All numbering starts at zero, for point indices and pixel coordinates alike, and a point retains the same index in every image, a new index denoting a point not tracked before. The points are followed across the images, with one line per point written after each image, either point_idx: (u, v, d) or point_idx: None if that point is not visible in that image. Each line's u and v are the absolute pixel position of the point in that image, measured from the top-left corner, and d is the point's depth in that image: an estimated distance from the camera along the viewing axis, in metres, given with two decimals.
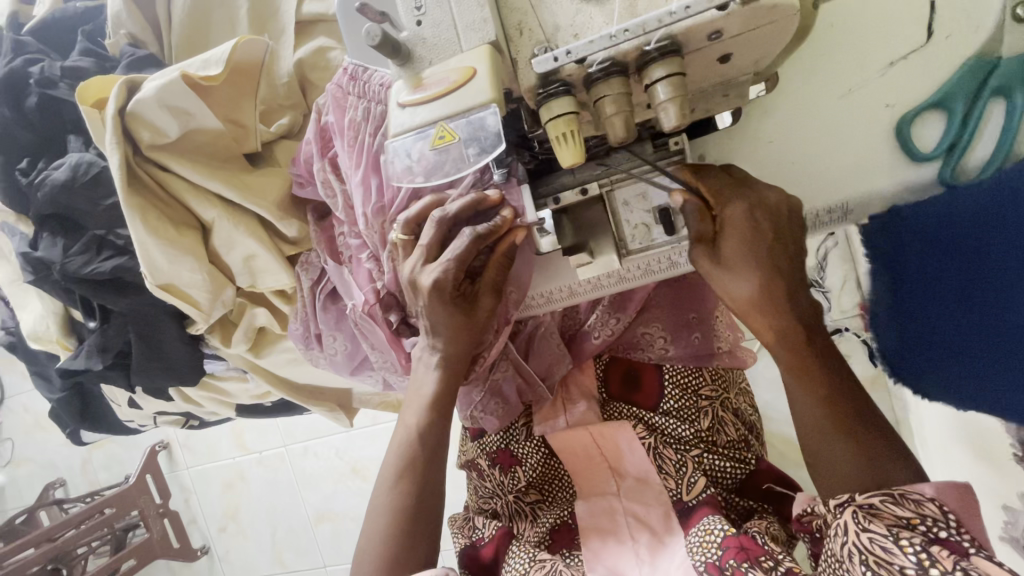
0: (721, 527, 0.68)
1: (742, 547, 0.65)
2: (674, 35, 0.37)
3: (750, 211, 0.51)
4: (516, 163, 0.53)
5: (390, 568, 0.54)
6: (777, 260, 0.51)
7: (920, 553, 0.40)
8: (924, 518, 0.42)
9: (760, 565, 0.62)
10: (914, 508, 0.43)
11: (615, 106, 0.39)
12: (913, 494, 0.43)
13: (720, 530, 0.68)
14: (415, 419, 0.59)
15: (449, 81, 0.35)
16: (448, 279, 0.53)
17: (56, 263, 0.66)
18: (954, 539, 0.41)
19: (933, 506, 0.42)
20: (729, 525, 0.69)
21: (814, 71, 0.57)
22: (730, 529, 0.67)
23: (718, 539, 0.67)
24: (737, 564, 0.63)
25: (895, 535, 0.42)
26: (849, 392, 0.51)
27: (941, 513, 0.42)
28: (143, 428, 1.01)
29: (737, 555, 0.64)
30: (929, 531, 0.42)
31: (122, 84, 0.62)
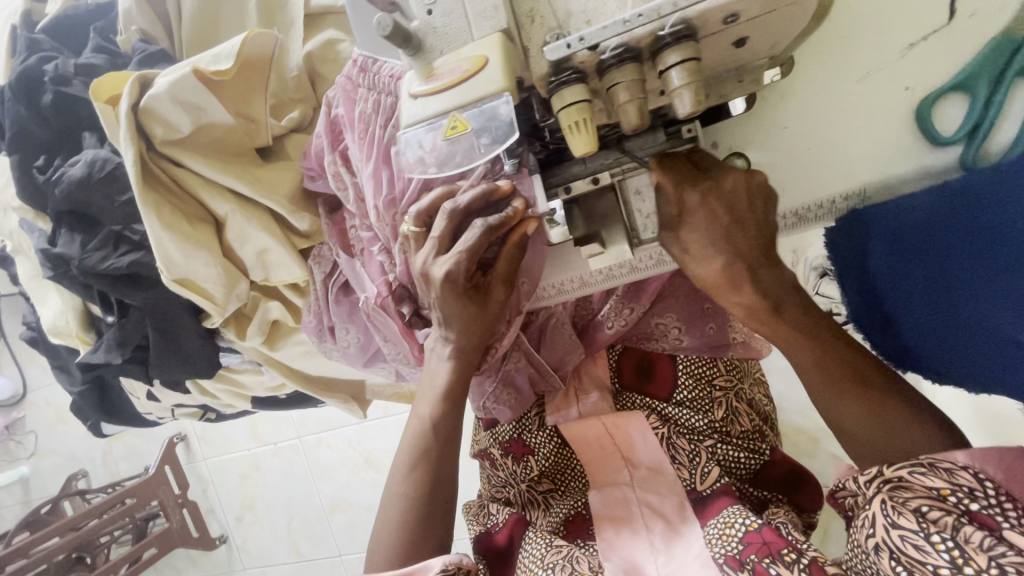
0: (743, 521, 0.67)
1: (763, 541, 0.64)
2: (689, 20, 0.36)
3: (702, 198, 0.50)
4: (527, 154, 0.52)
5: (406, 556, 0.54)
6: (737, 243, 0.51)
7: (953, 550, 0.39)
8: (957, 489, 0.42)
9: (782, 559, 0.62)
10: (945, 480, 0.42)
11: (628, 93, 0.39)
12: (944, 466, 0.43)
13: (742, 524, 0.67)
14: (428, 410, 0.59)
15: (461, 70, 0.35)
16: (461, 271, 0.53)
17: (74, 259, 0.67)
18: (988, 514, 0.40)
19: (967, 475, 0.42)
20: (751, 518, 0.68)
21: (829, 54, 0.57)
22: (752, 524, 0.67)
23: (739, 533, 0.67)
24: (758, 559, 0.63)
25: (926, 527, 0.41)
26: (868, 371, 0.51)
27: (977, 483, 0.41)
28: (161, 420, 1.03)
29: (758, 550, 0.64)
30: (960, 506, 0.41)
31: (135, 80, 0.62)
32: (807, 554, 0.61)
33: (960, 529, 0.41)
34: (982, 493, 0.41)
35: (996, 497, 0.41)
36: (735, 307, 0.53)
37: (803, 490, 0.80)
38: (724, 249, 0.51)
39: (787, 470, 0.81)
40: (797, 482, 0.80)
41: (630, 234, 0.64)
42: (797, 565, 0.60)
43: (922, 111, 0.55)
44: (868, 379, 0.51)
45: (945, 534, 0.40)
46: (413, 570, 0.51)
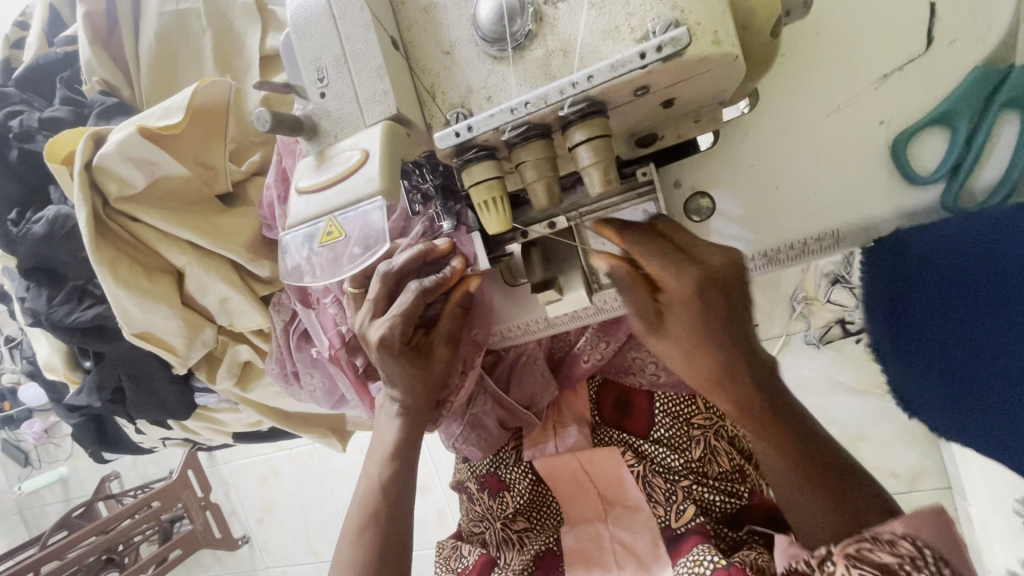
0: (711, 559, 0.66)
1: None
2: (591, 96, 0.33)
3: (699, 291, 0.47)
4: (466, 210, 0.50)
5: None
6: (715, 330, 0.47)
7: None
8: (903, 560, 0.37)
9: None
10: (889, 552, 0.38)
11: (536, 172, 0.36)
12: (885, 538, 0.39)
13: (710, 561, 0.66)
14: (377, 470, 0.60)
15: (344, 167, 0.33)
16: (396, 335, 0.52)
17: (42, 314, 0.69)
18: None
19: (908, 545, 0.38)
20: (719, 556, 0.66)
21: (794, 88, 0.52)
22: (718, 561, 0.65)
23: (707, 571, 0.65)
24: None
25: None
26: (825, 451, 0.50)
27: (918, 552, 0.37)
28: (155, 448, 1.06)
29: None
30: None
31: (89, 138, 0.62)
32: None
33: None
34: (924, 560, 0.37)
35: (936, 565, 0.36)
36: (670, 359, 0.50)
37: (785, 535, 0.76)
38: (717, 350, 0.47)
39: (768, 511, 0.77)
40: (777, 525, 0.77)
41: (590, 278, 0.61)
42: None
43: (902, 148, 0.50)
44: (773, 411, 0.49)
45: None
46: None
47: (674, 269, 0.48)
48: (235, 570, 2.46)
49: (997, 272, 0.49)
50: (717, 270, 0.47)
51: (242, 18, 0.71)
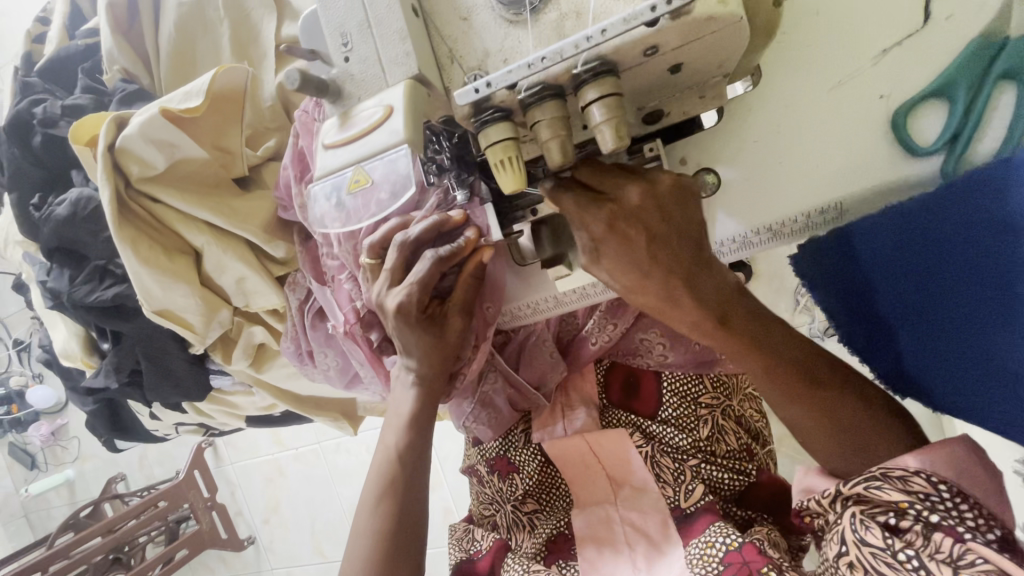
0: (724, 541, 0.67)
1: (743, 561, 0.64)
2: (603, 55, 0.35)
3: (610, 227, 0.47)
4: (479, 181, 0.51)
5: None
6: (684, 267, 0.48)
7: (919, 569, 0.41)
8: (915, 501, 0.43)
9: None
10: (902, 491, 0.44)
11: (550, 131, 0.38)
12: (897, 475, 0.44)
13: (723, 544, 0.67)
14: (394, 439, 0.61)
15: (371, 120, 0.35)
16: (413, 303, 0.54)
17: (64, 293, 0.71)
18: (949, 523, 0.42)
19: (921, 480, 0.44)
20: (733, 536, 0.68)
21: (799, 65, 0.53)
22: (732, 543, 0.66)
23: (720, 554, 0.66)
24: None
25: (892, 547, 0.43)
26: (819, 370, 0.51)
27: (930, 486, 0.43)
28: (168, 436, 1.08)
29: (738, 572, 0.64)
30: (922, 517, 0.43)
31: (112, 120, 0.64)
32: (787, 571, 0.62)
33: (930, 538, 0.42)
34: (937, 497, 0.43)
35: (950, 498, 0.43)
36: (683, 321, 0.50)
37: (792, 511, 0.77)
38: (653, 287, 0.49)
39: (775, 491, 0.79)
40: (785, 502, 0.78)
41: None
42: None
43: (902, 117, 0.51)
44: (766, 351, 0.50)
45: (909, 550, 0.42)
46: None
47: (585, 209, 0.47)
48: (241, 571, 2.46)
49: (985, 255, 0.44)
50: (632, 202, 0.46)
51: (258, 8, 0.73)
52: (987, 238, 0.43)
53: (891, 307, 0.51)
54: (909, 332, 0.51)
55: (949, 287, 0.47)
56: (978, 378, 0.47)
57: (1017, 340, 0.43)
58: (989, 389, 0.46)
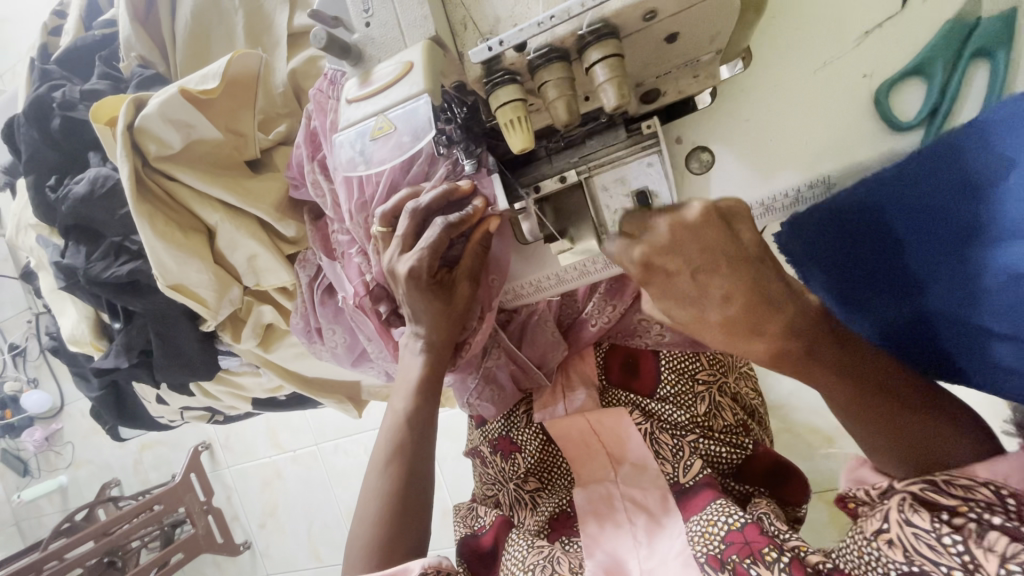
0: (726, 521, 0.67)
1: (744, 541, 0.64)
2: (606, 18, 0.39)
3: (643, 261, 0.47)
4: (486, 154, 0.55)
5: (382, 560, 0.57)
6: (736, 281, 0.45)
7: (963, 555, 0.41)
8: (974, 504, 0.43)
9: (762, 560, 0.61)
10: (964, 495, 0.43)
11: (557, 90, 0.41)
12: (963, 483, 0.44)
13: (725, 523, 0.67)
14: (402, 404, 0.63)
15: (391, 74, 0.38)
16: (423, 267, 0.56)
17: (80, 270, 0.73)
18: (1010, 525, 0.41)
19: (988, 491, 0.43)
20: (735, 515, 0.67)
21: (787, 47, 0.55)
22: (734, 523, 0.66)
23: (722, 532, 0.66)
24: (739, 559, 0.63)
25: (937, 530, 0.43)
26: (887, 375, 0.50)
27: (997, 498, 0.43)
28: (173, 423, 1.09)
29: (739, 551, 0.64)
30: (980, 518, 0.42)
31: (131, 102, 0.67)
32: (788, 552, 0.61)
33: (984, 536, 0.41)
34: (1002, 507, 0.42)
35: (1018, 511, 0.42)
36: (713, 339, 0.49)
37: (787, 483, 0.79)
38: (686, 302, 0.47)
39: (772, 465, 0.80)
40: (781, 476, 0.80)
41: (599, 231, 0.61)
42: (777, 565, 0.60)
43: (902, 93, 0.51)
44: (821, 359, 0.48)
45: (954, 535, 0.42)
46: (392, 571, 0.54)
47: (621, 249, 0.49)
48: None
49: (947, 211, 0.45)
50: (662, 237, 0.46)
51: None
52: (956, 204, 0.44)
53: (888, 276, 0.50)
54: (900, 300, 0.50)
55: (927, 256, 0.47)
56: (966, 347, 0.47)
57: (994, 300, 0.43)
58: (979, 356, 0.46)
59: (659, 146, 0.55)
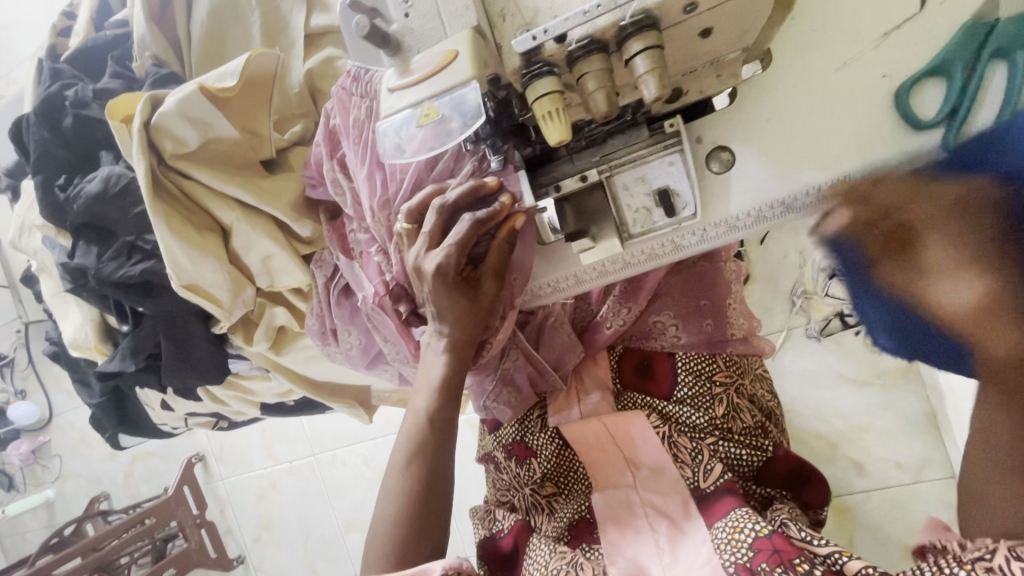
0: (753, 527, 0.67)
1: (774, 549, 0.64)
2: (648, 9, 0.39)
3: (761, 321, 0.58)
4: (513, 151, 0.56)
5: (405, 561, 0.56)
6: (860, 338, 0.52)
7: None
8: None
9: (794, 568, 0.61)
10: None
11: (596, 82, 0.41)
12: None
13: (752, 529, 0.66)
14: (423, 405, 0.62)
15: (434, 63, 0.40)
16: (451, 264, 0.56)
17: (90, 269, 0.72)
18: None
19: None
20: (761, 523, 0.67)
21: (807, 45, 0.54)
22: (761, 529, 0.66)
23: (749, 539, 0.66)
24: (769, 567, 0.63)
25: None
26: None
27: None
28: (176, 431, 1.07)
29: (769, 559, 0.63)
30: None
31: (147, 100, 0.66)
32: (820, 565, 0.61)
33: None
34: None
35: None
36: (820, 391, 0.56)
37: (808, 486, 0.79)
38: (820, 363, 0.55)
39: (792, 467, 0.80)
40: (801, 478, 0.80)
41: (621, 230, 0.60)
42: None
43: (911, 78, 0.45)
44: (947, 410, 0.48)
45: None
46: (412, 571, 0.53)
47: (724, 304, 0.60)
48: None
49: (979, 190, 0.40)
50: None
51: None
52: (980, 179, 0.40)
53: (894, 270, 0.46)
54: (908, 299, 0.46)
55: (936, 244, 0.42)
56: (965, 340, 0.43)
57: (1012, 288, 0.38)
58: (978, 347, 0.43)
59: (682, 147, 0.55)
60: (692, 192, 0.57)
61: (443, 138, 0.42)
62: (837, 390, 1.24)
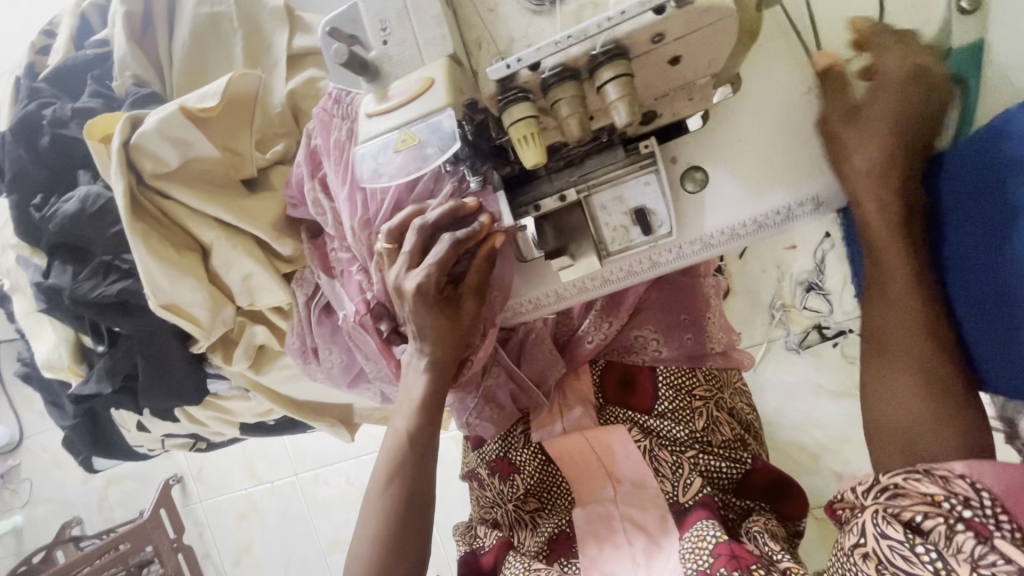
0: (714, 534, 0.68)
1: (732, 554, 0.64)
2: (617, 39, 0.40)
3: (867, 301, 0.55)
4: (491, 171, 0.56)
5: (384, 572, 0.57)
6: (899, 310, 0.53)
7: (935, 561, 0.43)
8: (952, 496, 0.44)
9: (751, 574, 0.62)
10: (940, 487, 0.44)
11: (569, 108, 0.42)
12: (940, 474, 0.45)
13: (713, 536, 0.67)
14: (404, 423, 0.62)
15: (411, 91, 0.42)
16: (431, 282, 0.57)
17: (66, 289, 0.71)
18: (980, 521, 0.42)
19: (964, 484, 0.44)
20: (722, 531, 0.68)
21: (773, 73, 0.56)
22: (721, 536, 0.67)
23: (710, 545, 0.67)
24: (727, 571, 0.63)
25: (910, 539, 0.44)
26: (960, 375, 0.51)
27: (973, 492, 0.43)
28: (152, 452, 1.04)
29: (727, 563, 0.64)
30: (954, 512, 0.43)
31: (127, 119, 0.66)
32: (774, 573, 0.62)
33: (952, 539, 0.43)
34: (978, 502, 0.43)
35: (991, 508, 0.42)
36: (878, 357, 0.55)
37: (788, 498, 0.80)
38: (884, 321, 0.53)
39: (772, 478, 0.80)
40: (781, 491, 0.80)
41: (599, 247, 0.62)
42: None
43: (868, 29, 0.51)
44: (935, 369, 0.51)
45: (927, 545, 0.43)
46: None
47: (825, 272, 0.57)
48: None
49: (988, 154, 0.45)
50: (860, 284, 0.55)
51: (272, 22, 0.78)
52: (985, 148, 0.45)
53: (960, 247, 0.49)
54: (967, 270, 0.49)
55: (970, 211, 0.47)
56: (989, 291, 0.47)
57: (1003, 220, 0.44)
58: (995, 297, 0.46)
59: (656, 166, 0.56)
60: (666, 209, 0.58)
61: (419, 162, 0.45)
62: (816, 401, 1.26)
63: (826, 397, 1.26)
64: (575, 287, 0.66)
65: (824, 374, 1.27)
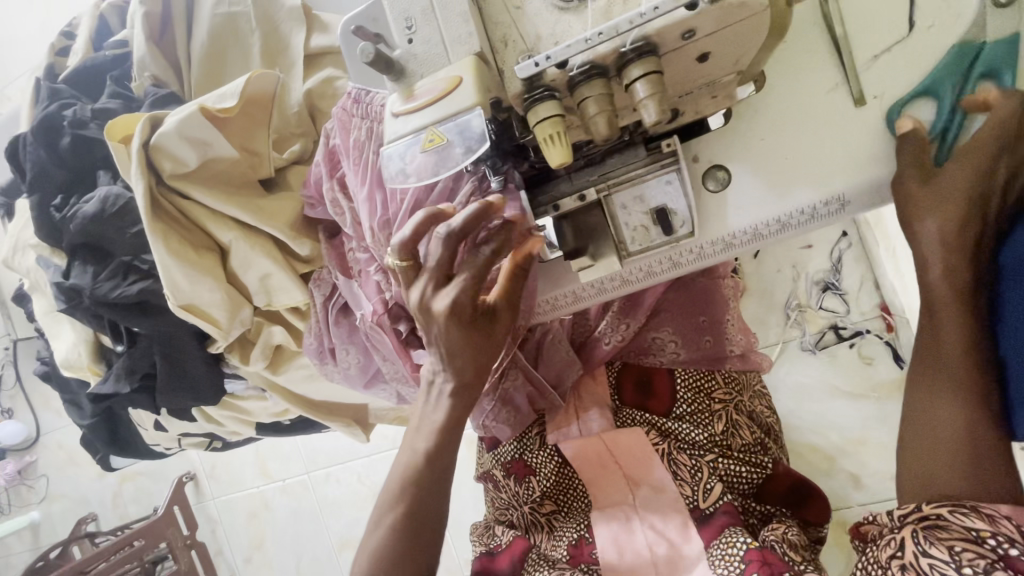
0: (744, 541, 0.68)
1: (764, 561, 0.65)
2: (648, 36, 0.40)
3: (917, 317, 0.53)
4: (512, 171, 0.57)
5: None
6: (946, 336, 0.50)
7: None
8: (998, 533, 0.43)
9: None
10: (986, 523, 0.44)
11: (597, 106, 0.41)
12: (986, 512, 0.45)
13: (743, 543, 0.68)
14: (424, 445, 0.61)
15: (438, 90, 0.42)
16: (464, 300, 0.55)
17: (87, 289, 0.71)
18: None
19: (1009, 525, 0.44)
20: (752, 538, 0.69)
21: (800, 70, 0.54)
22: (752, 542, 0.68)
23: (741, 552, 0.67)
24: None
25: (957, 560, 0.43)
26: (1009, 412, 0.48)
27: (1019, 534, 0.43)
28: (169, 451, 1.05)
29: (760, 569, 0.64)
30: (997, 550, 0.42)
31: (147, 120, 0.66)
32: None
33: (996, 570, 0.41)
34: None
35: None
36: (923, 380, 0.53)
37: (809, 503, 0.79)
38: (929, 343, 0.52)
39: (792, 484, 0.80)
40: (802, 496, 0.79)
41: (619, 248, 0.61)
42: None
43: None
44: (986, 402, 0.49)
45: (975, 567, 0.42)
46: None
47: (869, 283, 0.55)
48: None
49: None
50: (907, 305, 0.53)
51: (290, 22, 0.77)
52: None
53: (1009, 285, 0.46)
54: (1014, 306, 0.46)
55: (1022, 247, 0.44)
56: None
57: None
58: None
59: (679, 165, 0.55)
60: (689, 210, 0.57)
61: (445, 163, 0.42)
62: (835, 404, 1.24)
63: (842, 399, 1.24)
64: (596, 287, 0.65)
65: (838, 375, 1.25)
